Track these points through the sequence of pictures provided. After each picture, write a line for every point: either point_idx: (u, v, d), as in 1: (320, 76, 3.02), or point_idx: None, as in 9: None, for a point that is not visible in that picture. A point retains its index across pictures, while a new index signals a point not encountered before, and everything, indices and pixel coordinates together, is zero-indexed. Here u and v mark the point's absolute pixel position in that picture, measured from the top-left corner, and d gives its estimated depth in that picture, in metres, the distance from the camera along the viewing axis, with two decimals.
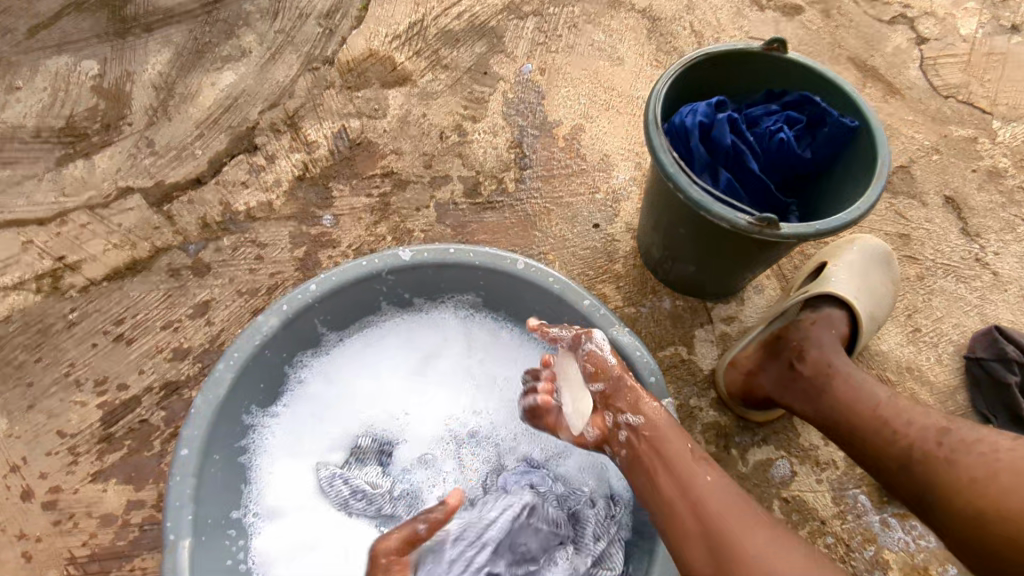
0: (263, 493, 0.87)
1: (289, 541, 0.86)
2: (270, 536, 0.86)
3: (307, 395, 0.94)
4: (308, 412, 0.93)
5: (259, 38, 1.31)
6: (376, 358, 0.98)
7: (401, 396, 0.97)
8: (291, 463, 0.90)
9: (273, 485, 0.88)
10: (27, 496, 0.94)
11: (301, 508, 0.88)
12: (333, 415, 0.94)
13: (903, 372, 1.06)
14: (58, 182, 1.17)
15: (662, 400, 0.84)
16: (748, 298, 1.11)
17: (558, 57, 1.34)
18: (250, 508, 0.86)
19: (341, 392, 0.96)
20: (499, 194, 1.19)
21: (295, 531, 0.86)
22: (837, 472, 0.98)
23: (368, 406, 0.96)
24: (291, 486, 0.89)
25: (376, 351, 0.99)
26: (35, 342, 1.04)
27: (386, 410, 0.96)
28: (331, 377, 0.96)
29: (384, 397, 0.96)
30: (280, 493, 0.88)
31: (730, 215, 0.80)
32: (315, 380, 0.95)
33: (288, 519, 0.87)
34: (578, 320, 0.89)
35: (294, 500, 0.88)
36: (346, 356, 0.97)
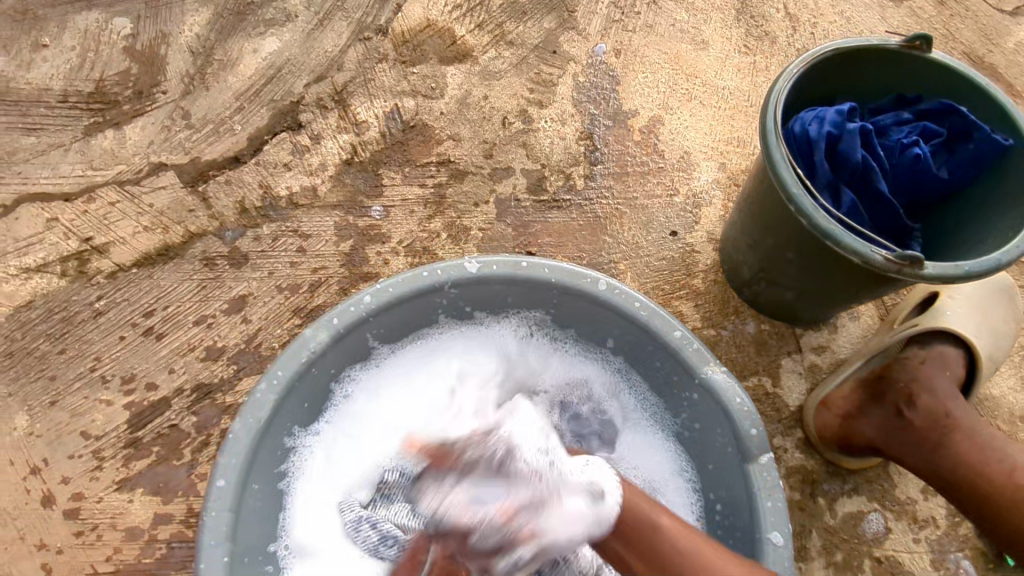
0: (295, 526, 0.77)
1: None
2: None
3: (347, 413, 0.83)
4: (345, 433, 0.82)
5: (306, 1, 1.18)
6: (421, 374, 0.86)
7: (442, 420, 0.83)
8: (322, 493, 0.79)
9: (306, 519, 0.77)
10: (47, 502, 0.86)
11: (336, 547, 0.76)
12: (373, 439, 0.82)
13: (1016, 421, 0.94)
14: (86, 153, 1.07)
15: (762, 455, 0.71)
16: (842, 326, 0.99)
17: (636, 38, 1.20)
18: (282, 542, 0.76)
19: (385, 413, 0.84)
20: (566, 191, 1.07)
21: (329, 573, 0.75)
22: (938, 532, 0.87)
23: (405, 431, 0.83)
24: (321, 522, 0.77)
25: (423, 365, 0.86)
26: (59, 332, 0.95)
27: None
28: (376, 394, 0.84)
29: (430, 423, 0.82)
30: (315, 528, 0.77)
31: (864, 249, 0.68)
32: (358, 397, 0.84)
33: (321, 558, 0.76)
34: (665, 351, 0.78)
35: (328, 536, 0.77)
36: (393, 369, 0.85)
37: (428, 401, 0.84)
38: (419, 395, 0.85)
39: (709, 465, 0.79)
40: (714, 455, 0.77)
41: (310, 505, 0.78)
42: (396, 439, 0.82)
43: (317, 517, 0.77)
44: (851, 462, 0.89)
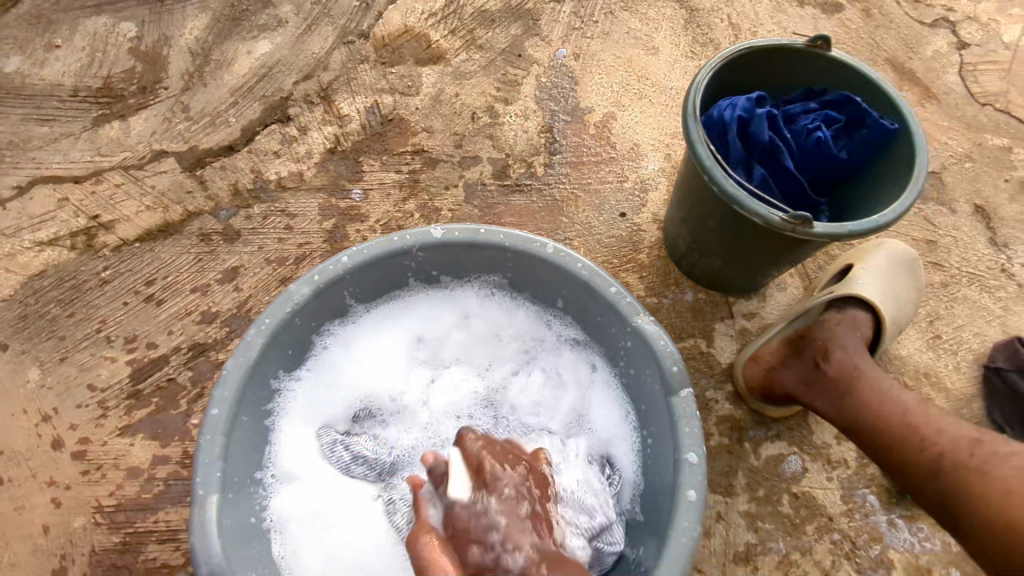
0: (280, 457, 0.88)
1: (305, 503, 0.86)
2: (287, 497, 0.86)
3: (327, 357, 0.95)
4: (326, 374, 0.95)
5: (296, 9, 1.31)
6: (392, 328, 0.99)
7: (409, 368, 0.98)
8: (303, 422, 0.91)
9: (288, 450, 0.89)
10: (57, 445, 0.97)
11: (316, 471, 0.88)
12: (346, 386, 0.95)
13: (920, 377, 1.07)
14: (94, 141, 1.18)
15: (682, 390, 0.83)
16: (770, 295, 1.12)
17: (593, 43, 1.34)
18: (269, 469, 0.87)
19: (358, 364, 0.96)
20: (527, 177, 1.20)
21: (309, 493, 0.87)
22: (848, 471, 1.00)
23: (378, 375, 0.96)
24: (303, 448, 0.90)
25: (395, 321, 0.99)
26: (68, 298, 1.06)
27: (393, 381, 0.96)
28: (350, 348, 0.97)
29: (396, 371, 0.97)
30: (297, 456, 0.88)
31: (763, 212, 0.81)
32: (336, 346, 0.96)
33: (305, 481, 0.87)
34: (603, 306, 0.90)
35: (308, 463, 0.89)
36: (368, 323, 0.98)
37: (395, 353, 0.98)
38: (388, 348, 0.98)
39: (641, 405, 0.90)
40: (646, 395, 0.89)
41: (291, 440, 0.89)
42: (369, 381, 0.96)
43: (298, 449, 0.89)
44: (774, 410, 1.01)
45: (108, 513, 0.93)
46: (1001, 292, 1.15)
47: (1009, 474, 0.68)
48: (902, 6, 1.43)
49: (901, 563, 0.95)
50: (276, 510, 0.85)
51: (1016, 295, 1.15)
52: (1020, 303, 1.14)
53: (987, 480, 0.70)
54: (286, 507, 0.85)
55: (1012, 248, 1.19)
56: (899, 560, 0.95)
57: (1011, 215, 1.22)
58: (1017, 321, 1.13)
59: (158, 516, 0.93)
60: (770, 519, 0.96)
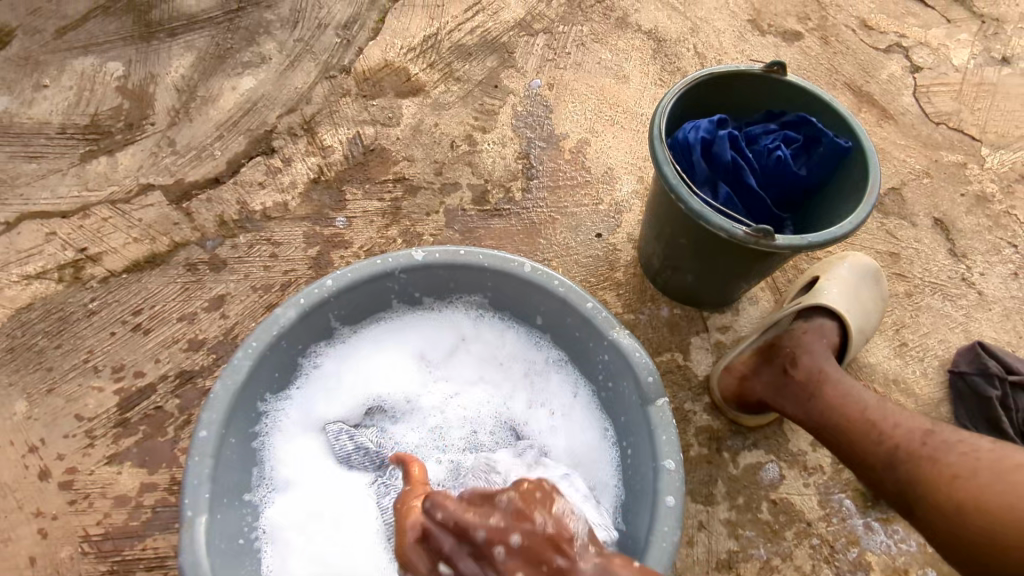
0: (278, 462, 0.91)
1: (299, 509, 0.89)
2: (281, 506, 0.89)
3: (335, 362, 0.99)
4: (334, 374, 0.99)
5: (279, 46, 1.36)
6: (398, 339, 1.03)
7: (413, 373, 1.02)
8: (309, 419, 0.96)
9: (294, 448, 0.93)
10: (44, 475, 0.97)
11: (314, 474, 0.92)
12: (351, 395, 0.99)
13: (889, 384, 1.11)
14: (81, 177, 1.21)
15: (657, 400, 0.86)
16: (743, 308, 1.17)
17: (566, 74, 1.40)
18: (264, 480, 0.90)
19: (365, 377, 1.00)
20: (506, 202, 1.24)
21: (306, 493, 0.90)
22: (824, 477, 1.03)
23: (384, 376, 1.01)
24: (304, 446, 0.94)
25: (399, 331, 1.03)
26: (56, 329, 1.08)
27: (398, 383, 1.01)
28: (355, 364, 1.00)
29: (400, 382, 1.01)
30: (295, 463, 0.92)
31: (728, 227, 0.86)
32: (337, 359, 0.99)
33: (301, 487, 0.91)
34: (582, 321, 0.93)
35: (312, 464, 0.93)
36: (369, 335, 1.01)
37: (399, 368, 1.02)
38: (393, 363, 1.02)
39: (621, 417, 0.93)
40: (625, 406, 0.91)
41: (293, 446, 0.93)
42: (375, 383, 1.00)
43: (303, 454, 0.93)
44: (751, 419, 1.04)
45: (95, 542, 0.93)
46: (963, 300, 1.20)
47: (956, 460, 0.74)
48: (857, 34, 1.51)
49: (879, 565, 0.97)
50: (269, 513, 0.88)
51: (976, 302, 1.20)
52: (981, 310, 1.20)
53: (936, 467, 0.75)
54: (279, 512, 0.88)
55: (970, 258, 1.25)
56: (877, 562, 0.97)
57: (968, 226, 1.28)
58: (978, 327, 1.18)
59: (145, 544, 0.94)
60: (750, 526, 0.98)
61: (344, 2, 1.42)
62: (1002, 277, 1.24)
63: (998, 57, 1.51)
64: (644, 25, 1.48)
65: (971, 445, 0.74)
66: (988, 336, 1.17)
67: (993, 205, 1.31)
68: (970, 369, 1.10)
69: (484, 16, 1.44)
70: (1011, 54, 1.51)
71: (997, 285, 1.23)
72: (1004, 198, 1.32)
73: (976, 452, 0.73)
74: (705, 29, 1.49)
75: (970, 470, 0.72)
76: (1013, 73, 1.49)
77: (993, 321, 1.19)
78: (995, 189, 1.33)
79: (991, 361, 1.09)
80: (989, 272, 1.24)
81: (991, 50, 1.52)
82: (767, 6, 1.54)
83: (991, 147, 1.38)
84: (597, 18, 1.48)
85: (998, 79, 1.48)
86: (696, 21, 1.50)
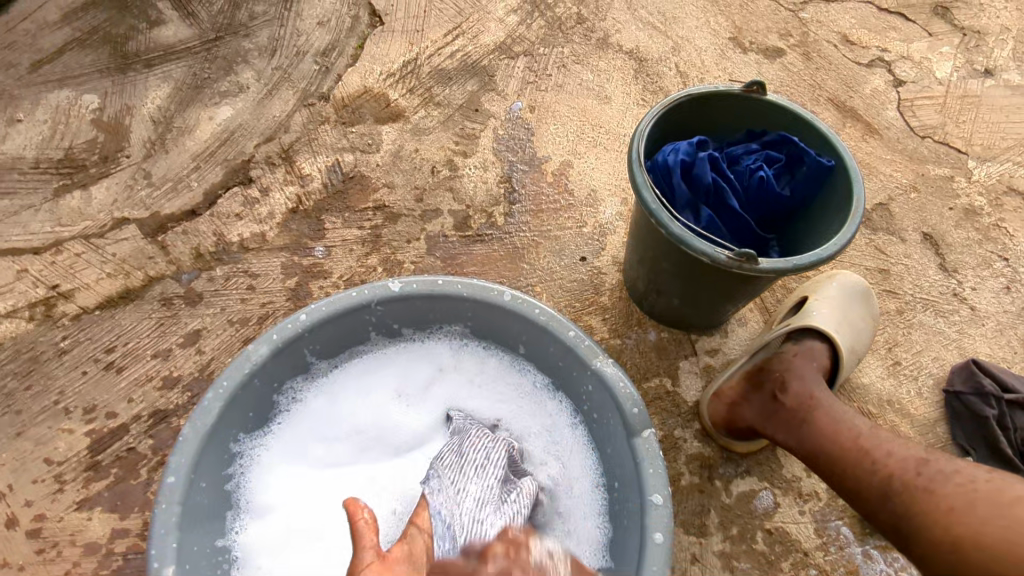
0: (254, 495, 0.89)
1: (278, 535, 0.87)
2: (258, 533, 0.87)
3: (309, 405, 0.96)
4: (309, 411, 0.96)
5: (257, 75, 1.35)
6: (376, 371, 1.00)
7: (388, 404, 0.98)
8: (285, 455, 0.93)
9: (266, 486, 0.90)
10: (11, 524, 0.93)
11: (294, 506, 0.90)
12: (328, 427, 0.95)
13: (884, 405, 1.08)
14: (54, 213, 1.18)
15: (644, 430, 0.83)
16: (732, 330, 1.14)
17: (548, 96, 1.38)
18: (241, 509, 0.88)
19: (340, 412, 0.97)
20: (488, 227, 1.22)
21: (287, 527, 0.88)
22: (820, 503, 1.00)
23: (357, 409, 0.97)
24: (281, 481, 0.91)
25: (378, 364, 1.00)
26: (26, 370, 1.04)
27: (374, 414, 0.97)
28: (331, 397, 0.97)
29: (377, 414, 0.97)
30: (273, 497, 0.90)
31: (710, 250, 0.84)
32: (314, 396, 0.96)
33: (278, 514, 0.89)
34: (563, 350, 0.91)
35: (288, 499, 0.90)
36: (347, 369, 0.99)
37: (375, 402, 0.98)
38: (369, 398, 0.98)
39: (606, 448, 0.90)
40: (610, 437, 0.89)
41: (267, 483, 0.90)
42: (349, 416, 0.96)
43: (277, 486, 0.90)
44: (741, 445, 1.01)
45: None
46: (955, 316, 1.18)
47: (952, 492, 0.71)
48: (839, 49, 1.51)
49: None
50: (248, 545, 0.86)
51: (969, 318, 1.18)
52: (974, 326, 1.17)
53: (933, 498, 0.72)
54: (259, 544, 0.87)
55: (961, 273, 1.23)
56: None
57: (958, 240, 1.26)
58: (972, 343, 1.15)
59: None
60: (744, 558, 0.95)
61: (323, 29, 1.41)
62: (995, 292, 1.22)
63: (981, 69, 1.50)
64: (626, 45, 1.47)
65: (968, 476, 0.72)
66: (983, 353, 1.15)
67: (982, 218, 1.30)
68: (965, 388, 1.07)
69: (464, 40, 1.43)
70: (993, 66, 1.51)
71: (989, 300, 1.20)
72: (992, 211, 1.31)
73: (973, 483, 0.71)
74: (686, 47, 1.48)
75: (967, 503, 0.69)
76: (997, 84, 1.49)
77: (987, 337, 1.16)
78: (984, 202, 1.32)
79: (986, 379, 1.06)
80: (981, 287, 1.22)
81: (973, 62, 1.51)
82: (748, 24, 1.54)
83: (978, 160, 1.37)
84: (577, 39, 1.47)
85: (982, 91, 1.47)
86: (678, 39, 1.49)
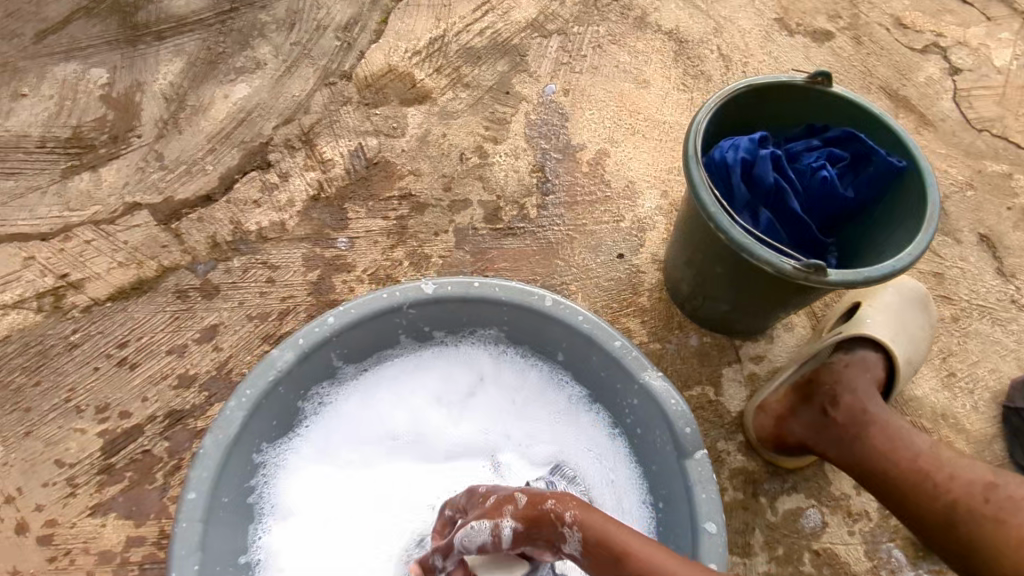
0: (279, 504, 0.85)
1: (303, 545, 0.84)
2: (282, 542, 0.83)
3: (338, 414, 0.91)
4: (340, 419, 0.91)
5: (274, 50, 1.27)
6: (408, 378, 0.94)
7: (423, 413, 0.93)
8: (313, 464, 0.88)
9: (291, 493, 0.86)
10: (22, 529, 0.89)
11: (320, 510, 0.86)
12: (360, 436, 0.91)
13: (938, 419, 1.02)
14: (62, 195, 1.12)
15: (696, 452, 0.78)
16: (777, 336, 1.08)
17: (583, 78, 1.30)
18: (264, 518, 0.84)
19: (372, 419, 0.92)
20: (520, 220, 1.15)
21: (312, 536, 0.84)
22: (870, 524, 0.94)
23: (390, 416, 0.92)
24: (309, 490, 0.87)
25: (413, 371, 0.94)
26: (35, 365, 0.99)
27: (407, 423, 0.92)
28: (362, 403, 0.92)
29: (410, 423, 0.92)
30: (301, 505, 0.86)
31: (775, 260, 0.77)
32: (345, 403, 0.91)
33: (306, 523, 0.85)
34: (607, 360, 0.85)
35: (315, 506, 0.86)
36: (380, 376, 0.93)
37: (408, 410, 0.93)
38: (404, 405, 0.93)
39: (654, 466, 0.84)
40: (657, 454, 0.84)
41: (293, 492, 0.86)
42: (384, 424, 0.92)
43: (304, 496, 0.86)
44: (789, 461, 0.96)
45: None
46: (1014, 325, 1.11)
47: None
48: (891, 33, 1.42)
49: None
50: (271, 551, 0.83)
51: None
52: None
53: (1003, 527, 0.69)
54: (283, 549, 0.83)
55: (1020, 278, 1.16)
56: None
57: (1017, 243, 1.19)
58: None
59: None
60: None
61: (344, 2, 1.32)
62: None
63: None
64: (665, 25, 1.38)
65: None
66: None
67: None
68: None
69: (494, 16, 1.35)
70: None
71: None
72: None
73: None
74: (729, 28, 1.40)
75: None
76: None
77: None
78: None
79: None
80: None
81: None
82: (795, 3, 1.44)
83: None
84: (614, 17, 1.38)
85: None
86: (720, 19, 1.40)
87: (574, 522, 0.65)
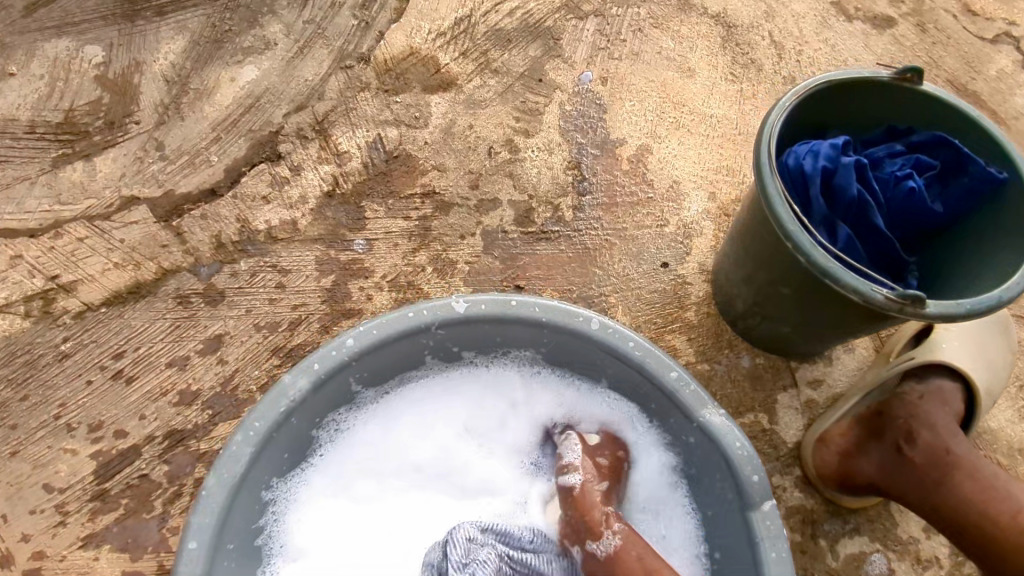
0: (291, 544, 0.77)
1: None
2: None
3: (356, 441, 0.81)
4: (357, 447, 0.81)
5: (285, 29, 1.16)
6: (434, 401, 0.85)
7: (448, 439, 0.84)
8: (328, 497, 0.80)
9: (303, 530, 0.77)
10: (6, 562, 0.81)
11: (336, 549, 0.78)
12: (379, 465, 0.82)
13: (1014, 455, 0.93)
14: (53, 187, 1.02)
15: (763, 502, 0.69)
16: (837, 357, 0.98)
17: (623, 65, 1.19)
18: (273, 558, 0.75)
19: (392, 446, 0.83)
20: (554, 223, 1.05)
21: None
22: (941, 572, 0.86)
23: (413, 443, 0.83)
24: (323, 526, 0.78)
25: (439, 393, 0.85)
26: (22, 376, 0.90)
27: (432, 451, 0.83)
28: (382, 429, 0.83)
29: (435, 451, 0.83)
30: (314, 544, 0.77)
31: (865, 289, 0.67)
32: (364, 428, 0.82)
33: (319, 563, 0.77)
34: (660, 393, 0.75)
35: (329, 543, 0.78)
36: (402, 399, 0.84)
37: (433, 436, 0.84)
38: (428, 431, 0.84)
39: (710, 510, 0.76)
40: (714, 498, 0.75)
41: (306, 529, 0.77)
42: (406, 452, 0.83)
43: (318, 533, 0.78)
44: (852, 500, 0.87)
45: None
46: None
47: None
48: (959, 20, 1.29)
49: None
50: None
51: None
52: None
53: None
54: None
55: None
56: None
57: None
58: None
59: None
60: None
61: None
62: None
63: None
64: (712, 7, 1.26)
65: None
66: None
67: None
68: None
69: None
70: None
71: None
72: None
73: None
74: (782, 12, 1.27)
75: None
76: None
77: None
78: None
79: None
80: None
81: None
82: None
83: None
84: None
85: None
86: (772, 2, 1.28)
87: (619, 533, 0.75)
